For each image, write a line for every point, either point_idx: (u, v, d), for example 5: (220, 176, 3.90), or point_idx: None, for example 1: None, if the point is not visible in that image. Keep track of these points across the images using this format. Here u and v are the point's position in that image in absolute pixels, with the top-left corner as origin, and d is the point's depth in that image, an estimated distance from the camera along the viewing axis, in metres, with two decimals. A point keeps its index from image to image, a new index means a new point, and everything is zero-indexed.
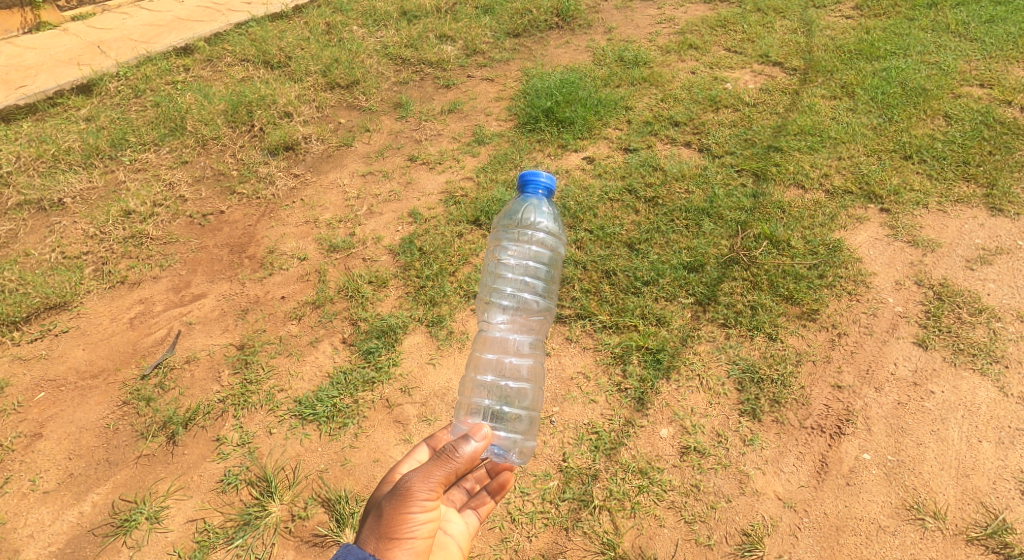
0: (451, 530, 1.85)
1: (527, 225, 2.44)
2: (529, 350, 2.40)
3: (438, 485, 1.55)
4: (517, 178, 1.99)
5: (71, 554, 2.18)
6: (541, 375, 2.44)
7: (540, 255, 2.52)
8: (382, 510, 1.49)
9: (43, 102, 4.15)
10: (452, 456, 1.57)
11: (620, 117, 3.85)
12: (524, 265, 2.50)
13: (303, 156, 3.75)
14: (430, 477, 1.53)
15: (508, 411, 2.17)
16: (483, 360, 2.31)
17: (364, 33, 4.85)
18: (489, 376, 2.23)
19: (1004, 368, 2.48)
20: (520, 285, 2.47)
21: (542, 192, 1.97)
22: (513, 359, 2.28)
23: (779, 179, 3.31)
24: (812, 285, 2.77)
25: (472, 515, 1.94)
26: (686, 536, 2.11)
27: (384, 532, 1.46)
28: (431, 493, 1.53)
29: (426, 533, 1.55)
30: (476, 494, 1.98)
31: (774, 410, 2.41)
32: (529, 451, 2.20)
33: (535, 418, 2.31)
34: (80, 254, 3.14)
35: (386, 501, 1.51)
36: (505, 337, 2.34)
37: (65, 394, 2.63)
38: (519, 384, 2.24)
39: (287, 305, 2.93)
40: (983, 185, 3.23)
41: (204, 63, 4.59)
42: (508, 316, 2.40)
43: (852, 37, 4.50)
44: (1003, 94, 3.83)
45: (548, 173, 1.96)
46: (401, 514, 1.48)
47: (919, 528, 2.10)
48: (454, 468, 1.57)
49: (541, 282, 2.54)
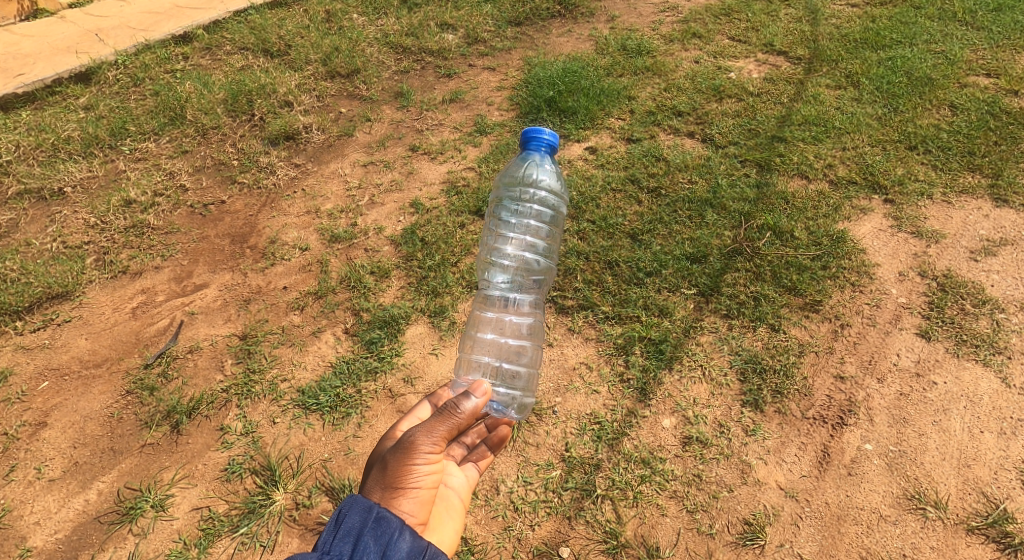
0: (452, 483, 1.86)
1: (528, 183, 2.56)
2: (530, 309, 2.51)
3: (440, 440, 1.60)
4: (521, 135, 2.04)
5: (78, 541, 2.19)
6: (541, 334, 2.57)
7: (541, 215, 2.64)
8: (385, 463, 1.52)
9: (42, 91, 4.12)
10: (455, 411, 1.62)
11: (623, 107, 3.82)
12: (524, 225, 2.61)
13: (303, 146, 3.74)
14: (433, 432, 1.58)
15: (508, 367, 2.28)
16: (483, 319, 2.44)
17: (364, 22, 4.81)
18: (489, 335, 2.36)
19: (1007, 360, 2.48)
20: (520, 245, 2.57)
21: (545, 149, 2.02)
22: (512, 318, 2.40)
23: (782, 169, 3.30)
24: (815, 276, 2.77)
25: (472, 469, 1.95)
26: (688, 525, 2.13)
27: (389, 482, 1.49)
28: (434, 447, 1.58)
29: (429, 484, 1.59)
30: (475, 449, 1.98)
31: (776, 400, 2.41)
32: (527, 407, 2.36)
33: (534, 375, 2.41)
34: (82, 244, 3.14)
35: (389, 455, 1.54)
36: (505, 296, 2.46)
37: (69, 383, 2.63)
38: (519, 342, 2.36)
39: (289, 296, 2.92)
40: (988, 175, 3.22)
41: (203, 51, 4.56)
42: (508, 274, 2.51)
43: (857, 26, 4.46)
44: (1009, 83, 3.81)
45: (552, 130, 2.01)
46: (406, 465, 1.51)
47: (920, 517, 2.11)
48: (456, 423, 1.61)
49: (541, 242, 2.65)
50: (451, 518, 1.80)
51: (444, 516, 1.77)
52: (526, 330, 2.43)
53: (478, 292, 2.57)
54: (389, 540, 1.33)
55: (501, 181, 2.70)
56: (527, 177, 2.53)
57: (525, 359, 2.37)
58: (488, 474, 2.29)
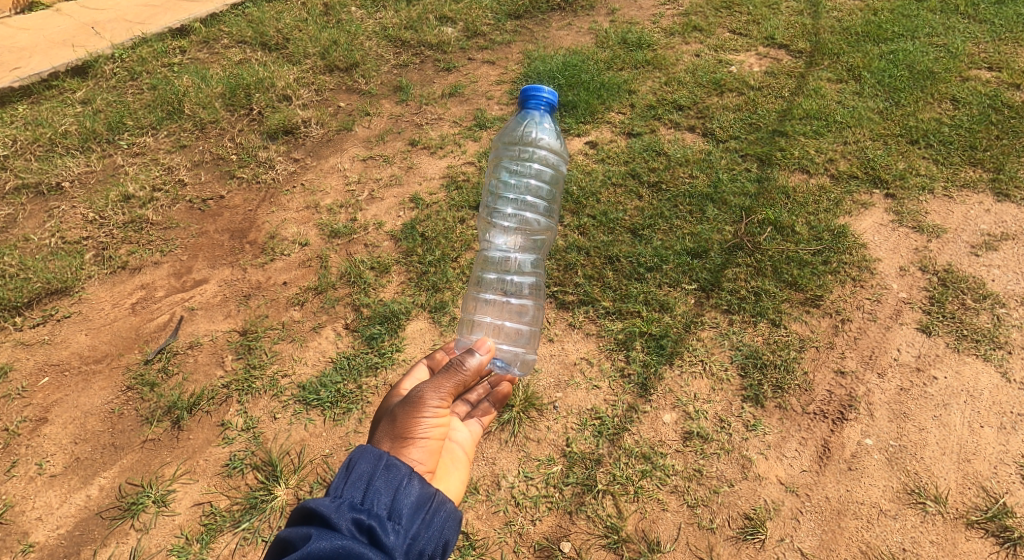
0: (457, 437, 1.88)
1: (527, 142, 2.60)
2: (531, 269, 2.59)
3: (448, 395, 1.65)
4: (520, 93, 2.08)
5: (80, 537, 2.20)
6: (543, 293, 2.64)
7: (541, 175, 2.68)
8: (394, 416, 1.57)
9: (38, 85, 4.09)
10: (461, 367, 1.68)
11: (623, 101, 3.80)
12: (523, 185, 2.66)
13: (302, 140, 3.72)
14: (440, 388, 1.63)
15: (511, 325, 2.34)
16: (484, 280, 2.51)
17: (363, 15, 4.77)
18: (490, 295, 2.44)
19: (1008, 354, 2.49)
20: (520, 206, 2.65)
21: (544, 107, 2.06)
22: (514, 277, 2.48)
23: (783, 164, 3.30)
24: (815, 271, 2.77)
25: (476, 424, 1.99)
26: (689, 520, 2.13)
27: (398, 433, 1.53)
28: (442, 401, 1.63)
29: (436, 436, 1.63)
30: (479, 405, 2.06)
31: (777, 395, 2.42)
32: (531, 363, 2.39)
33: (534, 333, 2.49)
34: (81, 239, 3.13)
35: (397, 409, 1.59)
36: (505, 256, 2.54)
37: (69, 379, 2.63)
38: (522, 301, 2.43)
39: (288, 291, 2.92)
40: (990, 170, 3.22)
41: (201, 45, 4.53)
42: (509, 236, 2.62)
43: (859, 19, 4.44)
44: (1011, 77, 3.80)
45: (551, 88, 2.05)
46: (413, 418, 1.56)
47: (920, 512, 2.12)
48: (462, 379, 1.67)
49: (541, 202, 2.72)
50: (457, 469, 1.81)
51: (450, 467, 1.79)
52: (527, 289, 2.51)
53: (480, 253, 2.69)
54: (399, 485, 1.35)
55: (501, 141, 2.74)
56: (526, 136, 2.56)
57: (526, 318, 2.45)
58: (489, 469, 2.30)
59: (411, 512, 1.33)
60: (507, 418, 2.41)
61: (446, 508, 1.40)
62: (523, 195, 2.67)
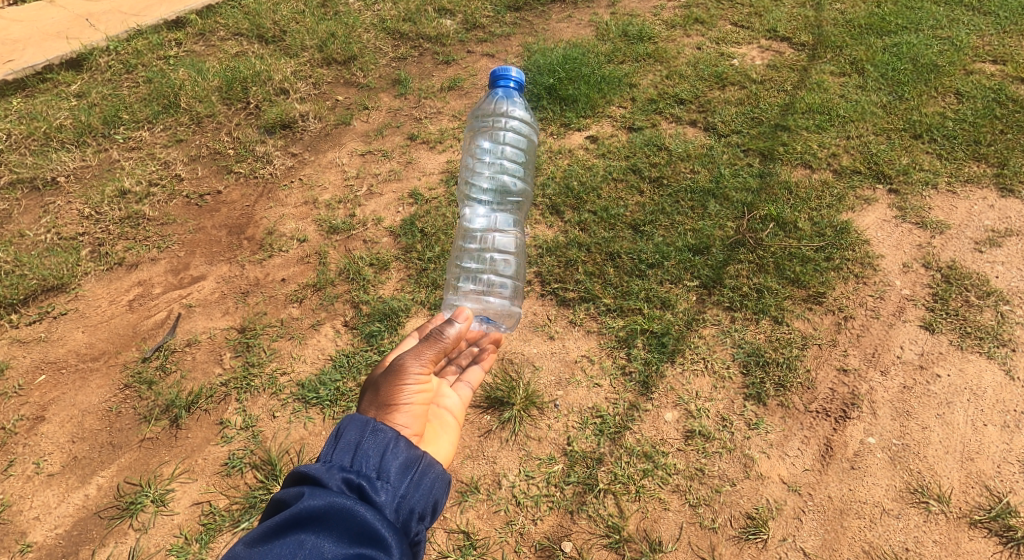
0: (446, 405, 1.86)
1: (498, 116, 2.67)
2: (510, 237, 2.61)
3: (430, 362, 1.65)
4: (490, 74, 2.08)
5: (79, 537, 2.19)
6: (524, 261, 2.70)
7: (515, 148, 2.73)
8: (378, 386, 1.57)
9: (32, 78, 4.04)
10: (440, 337, 1.66)
11: (624, 95, 3.76)
12: (498, 158, 2.68)
13: (300, 135, 3.68)
14: (422, 355, 1.63)
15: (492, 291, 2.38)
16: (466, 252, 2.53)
17: (361, 6, 4.71)
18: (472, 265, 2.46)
19: (1012, 352, 2.47)
20: (496, 177, 2.68)
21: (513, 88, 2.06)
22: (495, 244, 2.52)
23: (786, 159, 3.27)
24: (819, 267, 2.74)
25: (465, 389, 1.96)
26: (691, 519, 2.12)
27: (382, 402, 1.53)
28: (424, 367, 1.62)
29: (420, 402, 1.64)
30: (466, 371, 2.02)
31: (779, 394, 2.40)
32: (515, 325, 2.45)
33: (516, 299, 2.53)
34: (76, 236, 3.10)
35: (381, 379, 1.58)
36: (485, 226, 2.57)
37: (66, 377, 2.61)
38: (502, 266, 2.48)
39: (287, 288, 2.89)
40: (994, 165, 3.19)
41: (196, 37, 4.48)
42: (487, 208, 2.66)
43: (862, 10, 4.40)
44: (1016, 70, 3.77)
45: (519, 68, 2.05)
46: (396, 386, 1.56)
47: (924, 511, 2.11)
48: (443, 347, 1.66)
49: (516, 174, 2.75)
50: (447, 433, 1.80)
51: (439, 431, 1.77)
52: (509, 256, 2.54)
53: (459, 230, 2.71)
54: (386, 447, 1.35)
55: (474, 118, 2.79)
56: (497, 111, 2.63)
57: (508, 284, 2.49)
58: (490, 468, 2.28)
59: (400, 474, 1.32)
60: (507, 417, 2.39)
61: (434, 470, 1.39)
62: (499, 169, 2.69)
